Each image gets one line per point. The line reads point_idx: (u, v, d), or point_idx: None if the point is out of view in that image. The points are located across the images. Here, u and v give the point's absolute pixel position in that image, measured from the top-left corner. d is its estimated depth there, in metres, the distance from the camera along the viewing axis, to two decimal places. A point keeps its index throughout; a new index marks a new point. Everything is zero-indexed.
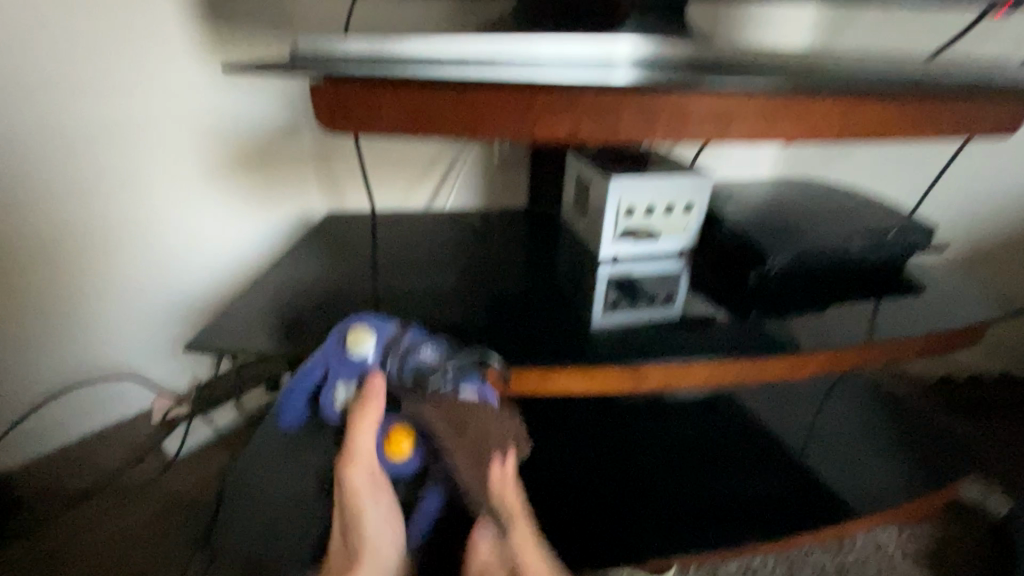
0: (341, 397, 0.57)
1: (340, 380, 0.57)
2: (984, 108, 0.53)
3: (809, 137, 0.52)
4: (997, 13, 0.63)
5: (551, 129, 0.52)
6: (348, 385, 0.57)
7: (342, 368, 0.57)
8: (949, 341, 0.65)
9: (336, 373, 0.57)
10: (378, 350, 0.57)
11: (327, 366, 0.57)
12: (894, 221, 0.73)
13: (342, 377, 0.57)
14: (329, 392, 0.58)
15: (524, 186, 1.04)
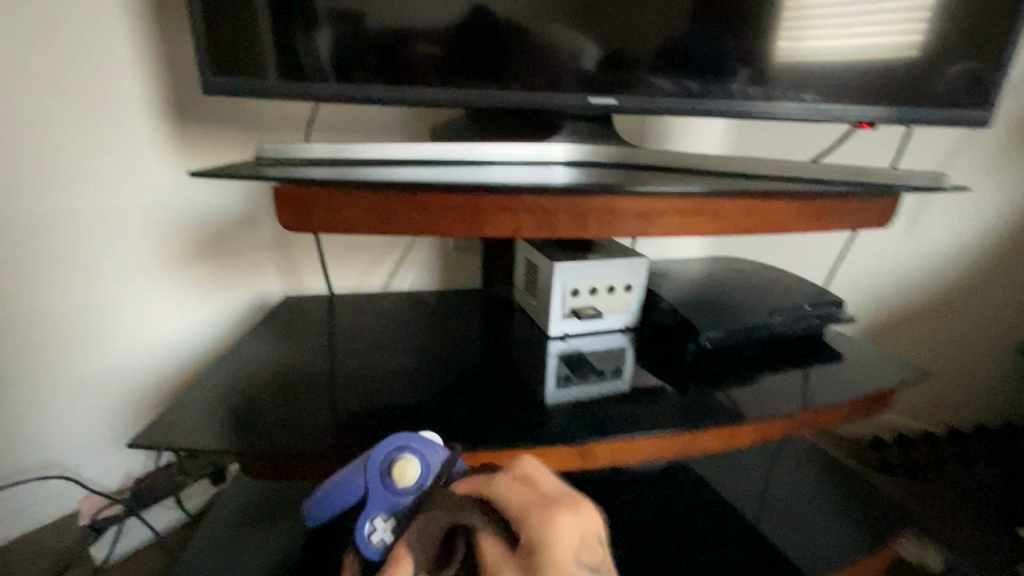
0: (379, 529, 0.46)
1: (381, 509, 0.46)
2: (866, 201, 0.60)
3: (722, 229, 0.57)
4: (865, 125, 0.76)
5: (497, 228, 0.53)
6: (390, 516, 0.46)
7: (386, 496, 0.46)
8: (868, 405, 0.70)
9: (378, 499, 0.46)
10: (423, 481, 0.47)
11: (372, 489, 0.47)
12: (809, 296, 0.81)
13: (382, 507, 0.46)
14: (367, 519, 0.46)
15: (481, 267, 1.10)
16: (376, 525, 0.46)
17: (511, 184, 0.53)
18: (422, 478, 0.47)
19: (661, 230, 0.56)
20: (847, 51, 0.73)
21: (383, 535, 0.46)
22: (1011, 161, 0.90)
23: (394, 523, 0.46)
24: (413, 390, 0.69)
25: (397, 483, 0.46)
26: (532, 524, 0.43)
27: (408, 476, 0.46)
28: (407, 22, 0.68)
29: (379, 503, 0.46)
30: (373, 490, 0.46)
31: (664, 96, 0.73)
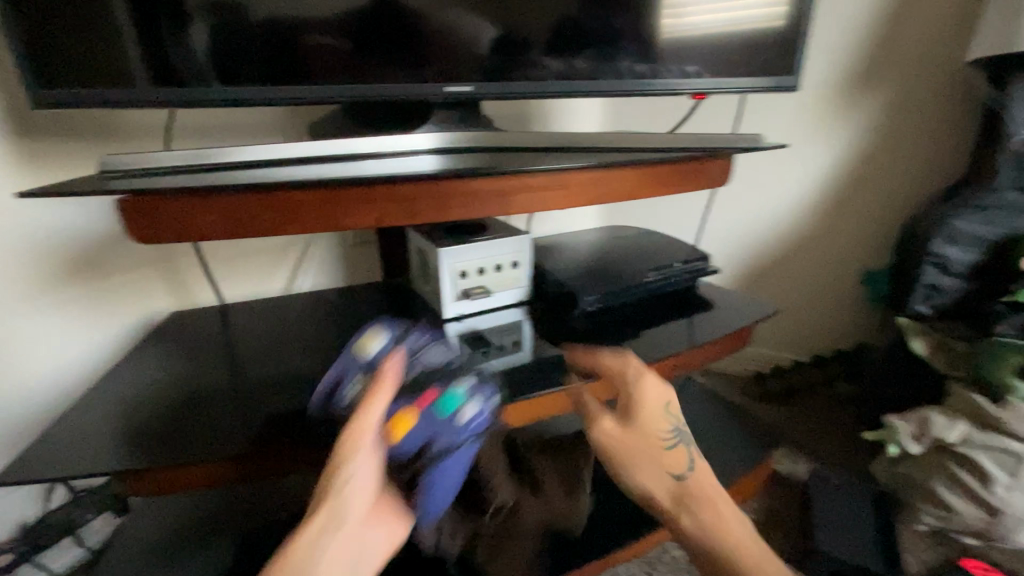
0: (355, 387, 0.54)
1: (355, 372, 0.55)
2: (699, 166, 0.68)
3: (573, 202, 0.62)
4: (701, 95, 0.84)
5: (360, 219, 0.55)
6: (361, 375, 0.55)
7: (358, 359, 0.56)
8: (731, 342, 0.79)
9: (353, 364, 0.56)
10: (389, 345, 0.57)
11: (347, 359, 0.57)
12: (679, 254, 0.89)
13: (352, 370, 0.55)
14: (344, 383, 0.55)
15: (381, 260, 1.10)
16: (352, 384, 0.54)
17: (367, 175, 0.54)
18: (385, 342, 0.57)
19: (519, 206, 0.60)
20: (681, 28, 0.79)
21: (358, 389, 0.54)
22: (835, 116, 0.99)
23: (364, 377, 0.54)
24: (308, 389, 0.69)
25: (363, 345, 0.56)
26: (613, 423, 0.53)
27: (374, 339, 0.57)
28: (278, 12, 0.66)
29: (353, 368, 0.56)
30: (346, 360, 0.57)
31: (524, 80, 0.76)
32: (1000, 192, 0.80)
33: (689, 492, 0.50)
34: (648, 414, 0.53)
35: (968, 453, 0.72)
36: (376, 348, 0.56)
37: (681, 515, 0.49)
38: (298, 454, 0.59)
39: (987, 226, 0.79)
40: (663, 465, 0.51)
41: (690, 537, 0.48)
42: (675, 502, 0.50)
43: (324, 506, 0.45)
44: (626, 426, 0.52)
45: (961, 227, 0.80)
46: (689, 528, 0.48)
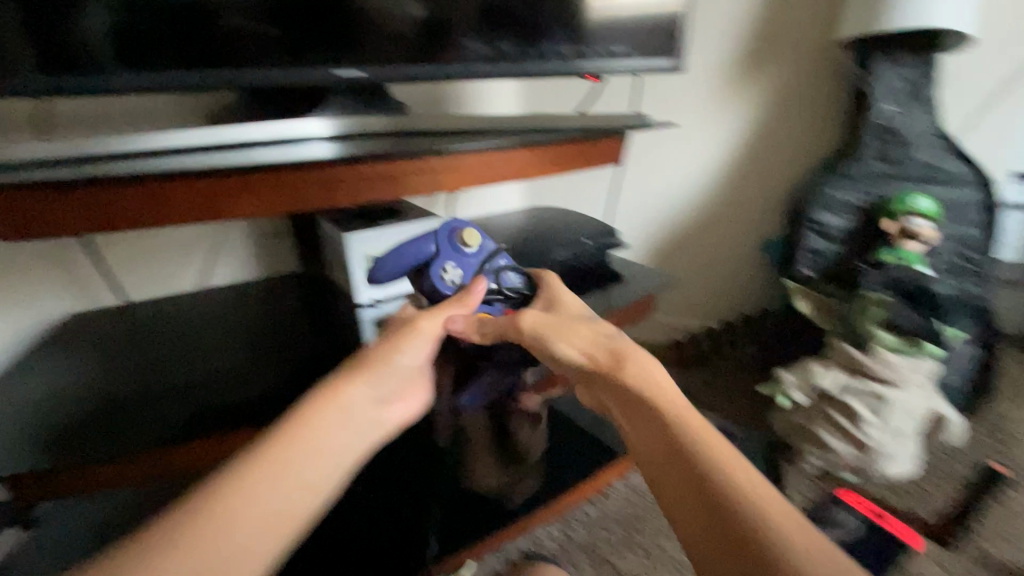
0: (446, 277, 0.56)
1: (450, 262, 0.57)
2: (583, 149, 0.73)
3: (464, 185, 0.66)
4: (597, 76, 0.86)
5: (254, 205, 0.56)
6: (456, 267, 0.57)
7: (453, 252, 0.57)
8: (630, 313, 0.87)
9: (447, 254, 0.57)
10: (479, 254, 0.59)
11: (441, 245, 0.57)
12: (586, 233, 0.95)
13: (451, 260, 0.56)
14: (437, 267, 0.56)
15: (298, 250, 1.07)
16: (445, 273, 0.56)
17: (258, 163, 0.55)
18: (481, 250, 0.58)
19: (411, 189, 0.63)
20: (577, 11, 0.80)
21: (449, 280, 0.56)
22: (733, 94, 1.04)
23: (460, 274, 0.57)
24: (211, 383, 0.68)
25: (467, 244, 0.57)
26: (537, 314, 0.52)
27: (473, 240, 0.58)
28: None
29: (447, 256, 0.57)
30: (443, 247, 0.57)
31: (421, 63, 0.75)
32: (864, 163, 0.89)
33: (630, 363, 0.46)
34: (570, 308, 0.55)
35: (842, 398, 0.80)
36: (473, 251, 0.58)
37: (620, 373, 0.46)
38: (202, 442, 0.63)
39: (854, 194, 0.90)
40: (593, 336, 0.50)
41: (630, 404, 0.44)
42: (610, 362, 0.47)
43: (372, 366, 0.48)
44: (549, 313, 0.54)
45: (833, 196, 0.91)
46: (617, 394, 0.45)
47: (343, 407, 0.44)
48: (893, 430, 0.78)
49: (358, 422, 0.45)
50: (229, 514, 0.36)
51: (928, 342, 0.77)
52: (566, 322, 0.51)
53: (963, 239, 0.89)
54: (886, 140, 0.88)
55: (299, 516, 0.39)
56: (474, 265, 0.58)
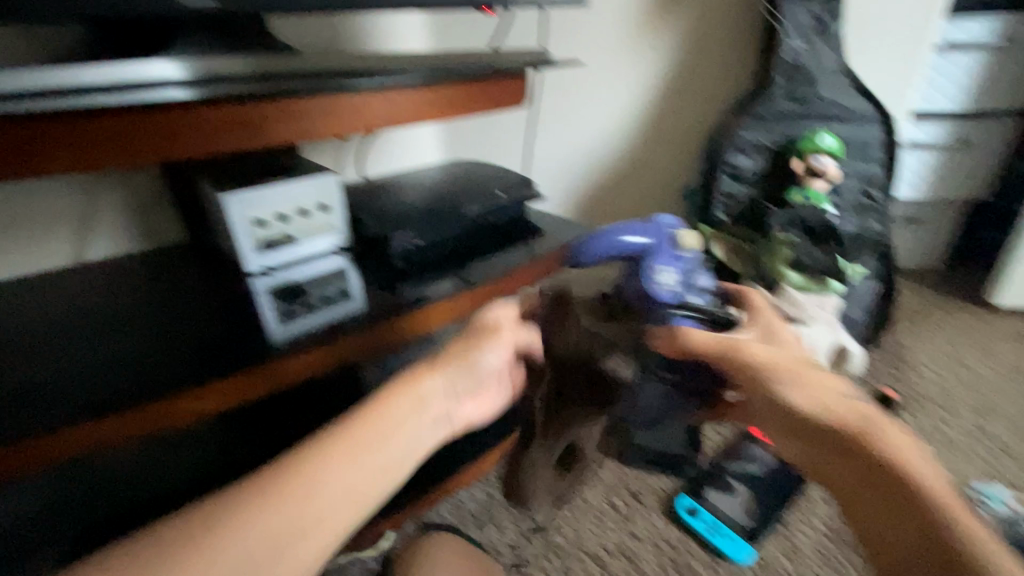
0: (663, 281, 0.57)
1: (661, 265, 0.58)
2: (480, 91, 0.69)
3: (348, 129, 0.61)
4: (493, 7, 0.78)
5: (93, 154, 0.49)
6: (667, 270, 0.58)
7: (667, 247, 0.58)
8: (547, 267, 0.84)
9: (659, 253, 0.59)
10: (689, 269, 0.59)
11: (658, 242, 0.59)
12: (502, 186, 0.90)
13: (664, 264, 0.58)
14: (650, 270, 0.58)
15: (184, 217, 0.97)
16: (660, 274, 0.58)
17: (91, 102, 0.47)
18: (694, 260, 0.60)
19: (283, 134, 0.57)
20: None
21: (669, 282, 0.57)
22: (648, 34, 0.99)
23: (671, 272, 0.58)
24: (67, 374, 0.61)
25: (683, 246, 0.60)
26: (756, 348, 0.44)
27: (691, 244, 0.61)
28: None
29: (661, 259, 0.58)
30: (659, 243, 0.59)
31: None
32: (775, 102, 0.88)
33: (788, 346, 0.45)
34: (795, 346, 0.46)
35: None
36: (689, 253, 0.60)
37: (872, 439, 0.37)
38: (51, 437, 0.52)
39: (765, 135, 0.90)
40: (827, 385, 0.41)
41: (789, 375, 0.42)
42: (857, 424, 0.38)
43: (453, 361, 0.46)
44: (772, 352, 0.44)
45: (745, 138, 0.90)
46: (771, 360, 0.43)
47: (418, 404, 0.43)
48: None
49: (434, 411, 0.43)
50: (317, 484, 0.37)
51: (834, 280, 0.81)
52: (800, 367, 0.43)
53: (865, 178, 0.91)
54: (793, 78, 0.87)
55: (366, 499, 0.39)
56: (686, 269, 0.59)
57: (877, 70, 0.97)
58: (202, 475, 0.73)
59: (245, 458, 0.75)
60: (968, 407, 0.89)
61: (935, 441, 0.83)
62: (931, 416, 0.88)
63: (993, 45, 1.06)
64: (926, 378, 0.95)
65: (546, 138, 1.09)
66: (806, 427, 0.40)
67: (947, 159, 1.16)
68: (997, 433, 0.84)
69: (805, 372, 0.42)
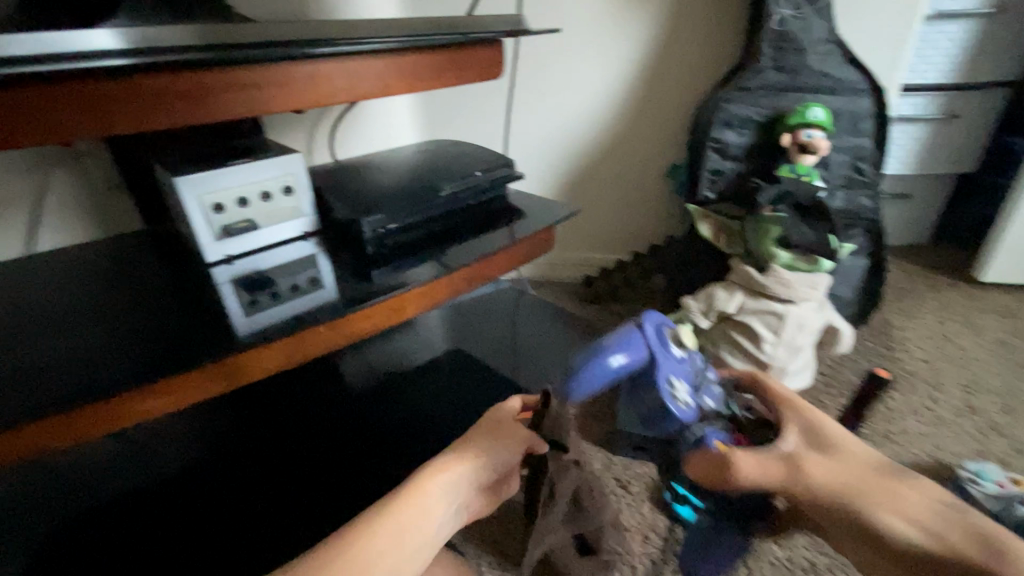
0: (680, 394, 0.44)
1: (671, 374, 0.45)
2: (451, 59, 0.64)
3: (304, 102, 0.56)
4: None
5: (19, 130, 0.44)
6: (677, 381, 0.45)
7: (663, 350, 0.45)
8: (529, 248, 0.81)
9: (662, 362, 0.44)
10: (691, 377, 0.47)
11: (652, 345, 0.44)
12: (481, 164, 0.86)
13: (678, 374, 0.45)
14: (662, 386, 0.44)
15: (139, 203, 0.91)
16: (677, 390, 0.44)
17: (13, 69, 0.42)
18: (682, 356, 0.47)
19: (233, 106, 0.52)
20: None
21: (687, 397, 0.45)
22: (629, 3, 0.95)
23: (681, 383, 0.45)
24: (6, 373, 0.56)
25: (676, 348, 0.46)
26: (811, 457, 0.36)
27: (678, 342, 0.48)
28: None
29: (667, 366, 0.45)
30: (655, 345, 0.44)
31: None
32: (761, 73, 0.85)
33: (857, 456, 0.36)
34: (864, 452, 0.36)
35: (743, 319, 0.80)
36: (682, 355, 0.47)
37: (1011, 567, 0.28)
38: None
39: (753, 109, 0.87)
40: (910, 501, 0.32)
41: (870, 499, 0.33)
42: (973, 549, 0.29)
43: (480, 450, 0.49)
44: (820, 465, 0.36)
45: (732, 111, 0.87)
46: (836, 476, 0.35)
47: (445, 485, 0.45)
48: (791, 346, 0.79)
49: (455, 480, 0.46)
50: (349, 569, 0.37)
51: (824, 257, 0.76)
52: (854, 490, 0.34)
53: (855, 152, 0.89)
54: (780, 47, 0.83)
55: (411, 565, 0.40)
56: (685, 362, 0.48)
57: (867, 38, 0.93)
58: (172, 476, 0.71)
59: (219, 460, 0.73)
60: (957, 384, 0.88)
61: (925, 420, 0.82)
62: (919, 393, 0.87)
63: (986, 12, 1.03)
64: (915, 355, 0.94)
65: (523, 114, 1.06)
66: (905, 549, 0.31)
67: (935, 132, 1.14)
68: (986, 409, 0.84)
69: (877, 480, 0.34)
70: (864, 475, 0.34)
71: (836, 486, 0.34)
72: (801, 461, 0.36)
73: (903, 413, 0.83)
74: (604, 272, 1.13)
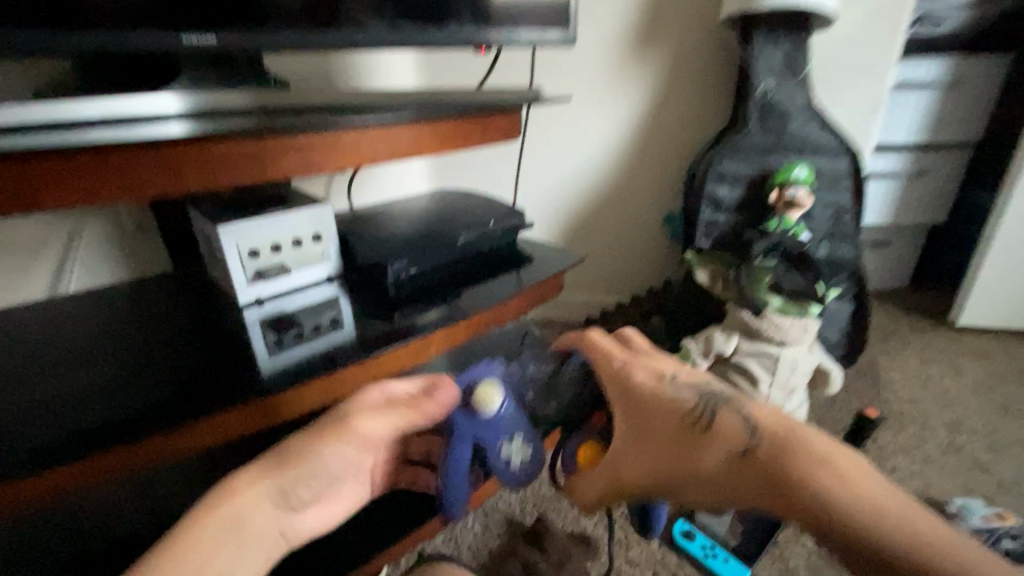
0: (510, 451, 0.51)
1: (499, 437, 0.51)
2: (476, 124, 0.71)
3: (349, 164, 0.61)
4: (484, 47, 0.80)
5: (109, 191, 0.48)
6: (508, 439, 0.51)
7: (483, 426, 0.51)
8: (540, 293, 0.86)
9: (488, 434, 0.51)
10: (507, 404, 0.52)
11: (472, 431, 0.51)
12: (494, 213, 0.92)
13: (502, 433, 0.51)
14: (494, 456, 0.51)
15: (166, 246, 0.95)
16: (506, 453, 0.51)
17: (114, 137, 0.48)
18: (505, 395, 0.52)
19: (286, 169, 0.57)
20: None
21: (517, 453, 0.51)
22: (628, 71, 1.04)
23: (513, 436, 0.51)
24: (50, 411, 0.58)
25: (490, 407, 0.51)
26: (623, 450, 0.44)
27: (492, 398, 0.51)
28: None
29: (490, 435, 0.51)
30: (473, 426, 0.51)
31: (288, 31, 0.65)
32: (751, 136, 0.94)
33: (653, 426, 0.43)
34: (653, 405, 0.43)
35: (741, 361, 0.85)
36: (501, 406, 0.51)
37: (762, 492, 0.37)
38: (35, 481, 0.50)
39: (743, 167, 0.95)
40: (694, 460, 0.40)
41: (677, 473, 0.41)
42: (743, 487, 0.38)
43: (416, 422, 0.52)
44: (634, 449, 0.43)
45: (724, 169, 0.95)
46: (645, 467, 0.42)
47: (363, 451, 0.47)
48: (785, 387, 0.84)
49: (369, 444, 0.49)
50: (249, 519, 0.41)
51: (812, 303, 0.82)
52: (658, 469, 0.42)
53: (836, 207, 0.97)
54: (766, 114, 0.92)
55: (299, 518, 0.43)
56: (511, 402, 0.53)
57: (842, 107, 1.04)
58: (173, 500, 0.68)
59: None
60: (942, 423, 0.93)
61: (914, 458, 0.86)
62: (907, 432, 0.91)
63: (944, 84, 1.15)
64: (901, 396, 0.99)
65: (530, 167, 1.13)
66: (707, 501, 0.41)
67: (907, 187, 1.24)
68: (970, 446, 0.88)
69: (671, 449, 0.41)
70: (659, 452, 0.42)
71: (653, 462, 0.42)
72: (622, 458, 0.44)
73: (894, 451, 0.88)
74: (605, 314, 1.18)
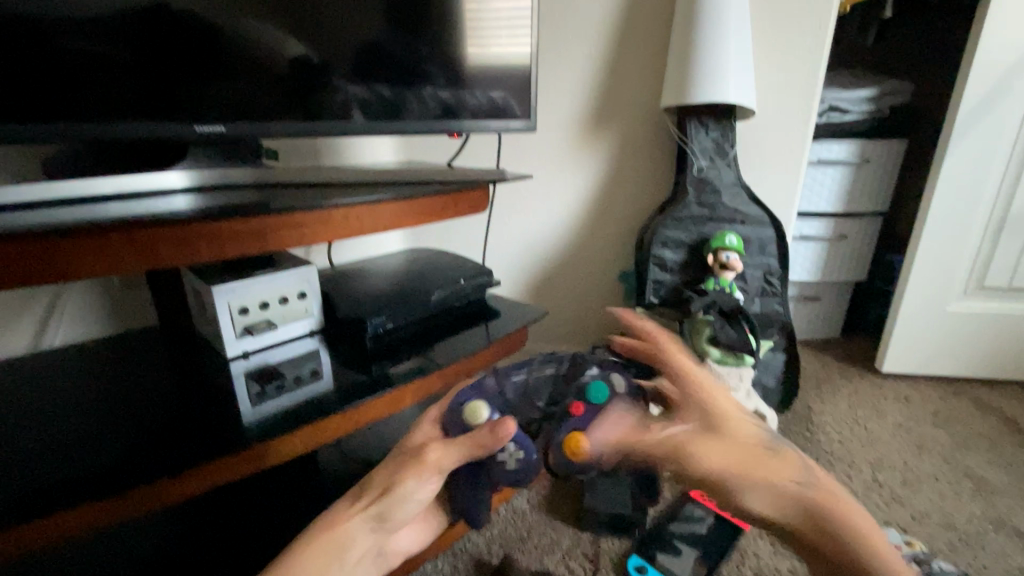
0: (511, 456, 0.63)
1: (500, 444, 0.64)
2: (448, 200, 0.81)
3: (337, 236, 0.70)
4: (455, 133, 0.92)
5: (132, 265, 0.56)
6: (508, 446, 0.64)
7: None
8: (507, 345, 0.94)
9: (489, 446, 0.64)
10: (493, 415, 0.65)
11: None
12: (465, 272, 1.01)
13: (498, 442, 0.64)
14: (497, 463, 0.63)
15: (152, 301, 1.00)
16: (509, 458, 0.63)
17: (138, 219, 0.56)
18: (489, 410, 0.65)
19: (284, 241, 0.66)
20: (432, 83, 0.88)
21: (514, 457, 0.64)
22: (583, 148, 1.18)
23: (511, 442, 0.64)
24: (46, 460, 0.62)
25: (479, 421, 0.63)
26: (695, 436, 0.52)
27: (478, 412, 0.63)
28: None
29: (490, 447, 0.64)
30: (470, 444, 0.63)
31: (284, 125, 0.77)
32: (688, 207, 1.08)
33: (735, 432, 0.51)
34: (732, 412, 0.54)
35: None
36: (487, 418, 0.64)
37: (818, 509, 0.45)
38: (32, 526, 0.53)
39: (683, 233, 1.08)
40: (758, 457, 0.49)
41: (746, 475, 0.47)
42: (800, 505, 0.45)
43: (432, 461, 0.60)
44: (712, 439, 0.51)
45: (668, 235, 1.08)
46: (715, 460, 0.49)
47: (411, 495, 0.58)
48: None
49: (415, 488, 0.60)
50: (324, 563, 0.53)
51: (746, 353, 0.94)
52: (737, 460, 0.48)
53: (765, 269, 1.10)
54: (701, 189, 1.07)
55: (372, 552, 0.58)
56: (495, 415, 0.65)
57: (767, 182, 1.20)
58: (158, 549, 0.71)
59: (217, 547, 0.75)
60: (866, 461, 1.04)
61: None
62: (836, 470, 1.01)
63: (853, 162, 1.33)
64: (832, 437, 1.10)
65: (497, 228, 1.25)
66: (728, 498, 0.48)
67: (829, 248, 1.40)
68: (889, 483, 0.99)
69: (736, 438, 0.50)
70: (739, 451, 0.49)
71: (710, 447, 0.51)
72: (700, 445, 0.51)
73: None
74: None
